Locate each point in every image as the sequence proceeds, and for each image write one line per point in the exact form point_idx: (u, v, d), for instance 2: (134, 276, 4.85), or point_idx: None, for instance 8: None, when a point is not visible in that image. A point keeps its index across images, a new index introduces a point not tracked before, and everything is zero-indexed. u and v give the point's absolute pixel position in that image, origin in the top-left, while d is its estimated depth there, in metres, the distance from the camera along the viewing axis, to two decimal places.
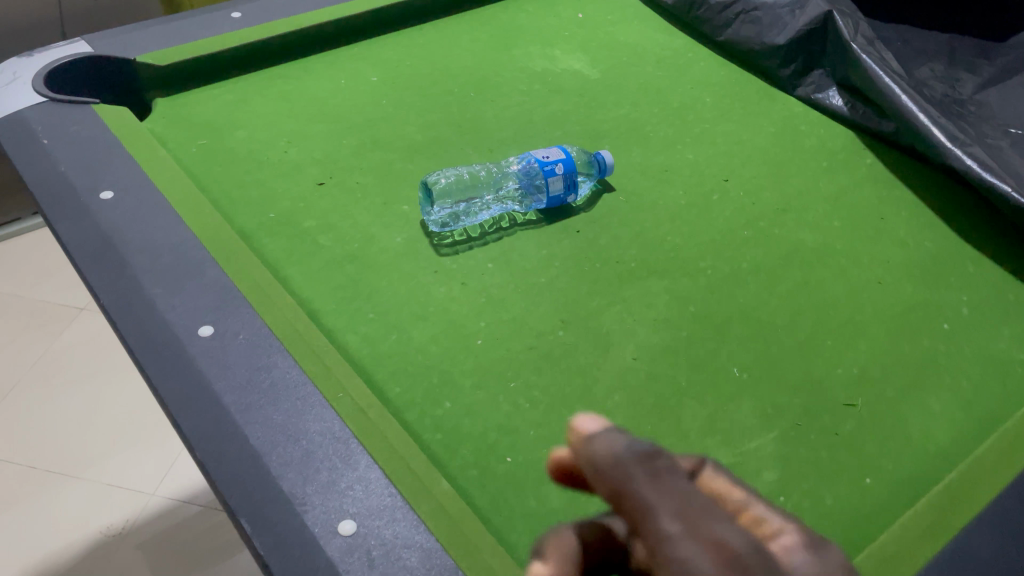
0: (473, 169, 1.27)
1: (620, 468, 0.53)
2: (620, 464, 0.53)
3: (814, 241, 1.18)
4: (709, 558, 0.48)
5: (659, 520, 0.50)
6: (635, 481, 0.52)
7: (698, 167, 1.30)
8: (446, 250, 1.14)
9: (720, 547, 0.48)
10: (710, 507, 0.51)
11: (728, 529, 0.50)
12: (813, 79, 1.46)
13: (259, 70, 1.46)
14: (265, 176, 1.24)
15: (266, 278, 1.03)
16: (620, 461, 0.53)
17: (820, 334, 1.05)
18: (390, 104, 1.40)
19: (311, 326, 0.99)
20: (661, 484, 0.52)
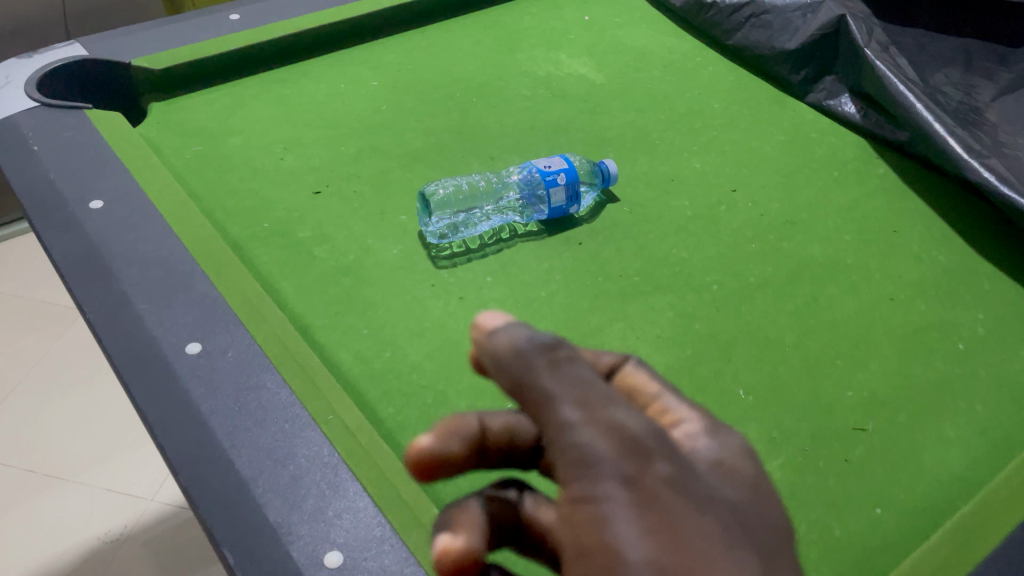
0: (473, 179, 1.24)
1: (522, 360, 0.53)
2: (523, 356, 0.53)
3: (824, 255, 1.15)
4: (606, 441, 0.48)
5: (558, 405, 0.50)
6: (536, 371, 0.52)
7: (705, 177, 1.27)
8: (444, 262, 1.11)
9: (616, 429, 0.49)
10: (610, 394, 0.51)
11: (627, 413, 0.50)
12: (825, 85, 1.42)
13: (256, 73, 1.43)
14: (260, 184, 1.21)
15: (257, 293, 1.01)
16: (522, 353, 0.53)
17: (828, 354, 1.02)
18: (389, 110, 1.37)
19: (303, 343, 0.96)
20: (561, 375, 0.52)
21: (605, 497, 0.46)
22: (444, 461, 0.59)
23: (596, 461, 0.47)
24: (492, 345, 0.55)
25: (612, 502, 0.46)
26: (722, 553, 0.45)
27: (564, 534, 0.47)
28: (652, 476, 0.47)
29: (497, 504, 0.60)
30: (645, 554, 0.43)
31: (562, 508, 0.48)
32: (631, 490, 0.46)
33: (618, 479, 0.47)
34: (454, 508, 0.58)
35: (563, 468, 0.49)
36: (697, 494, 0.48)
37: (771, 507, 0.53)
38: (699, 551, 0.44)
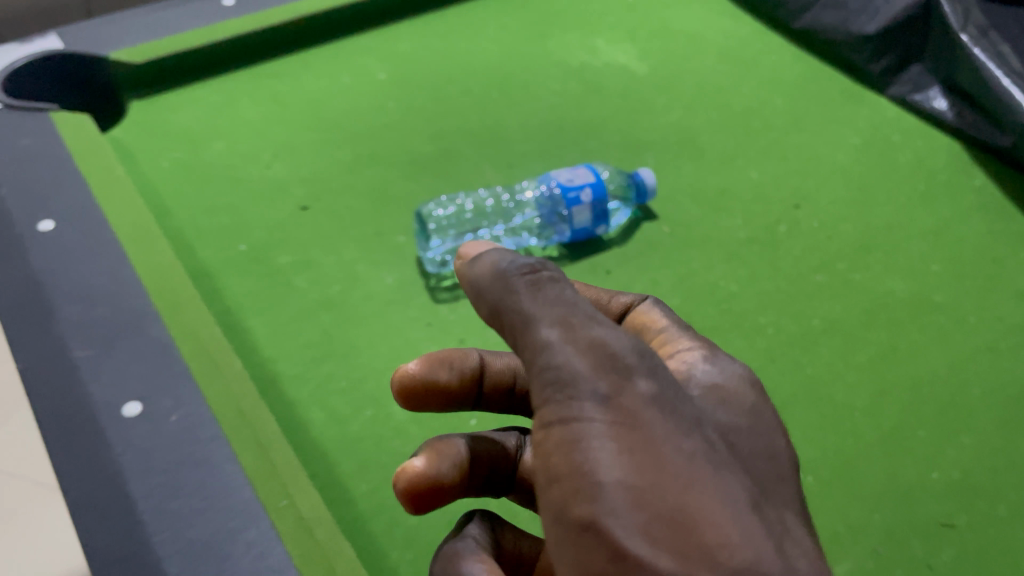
0: (480, 197, 1.07)
1: (499, 280, 0.51)
2: (502, 277, 0.51)
3: (906, 292, 0.95)
4: (586, 360, 0.47)
5: (537, 326, 0.48)
6: (515, 291, 0.50)
7: (762, 190, 1.07)
8: (445, 296, 0.94)
9: (598, 348, 0.47)
10: (593, 311, 0.49)
11: (611, 331, 0.48)
12: (910, 76, 1.20)
13: (252, 65, 1.26)
14: (242, 198, 1.05)
15: (216, 336, 0.84)
16: (500, 273, 0.51)
17: (910, 422, 0.83)
18: (398, 108, 1.20)
19: (262, 405, 0.79)
20: (545, 296, 0.49)
21: (581, 417, 0.45)
22: (428, 382, 0.66)
23: (574, 381, 0.46)
24: (477, 266, 0.52)
25: (588, 423, 0.45)
26: (705, 478, 0.45)
27: (539, 456, 0.47)
28: (633, 397, 0.46)
29: (488, 444, 0.66)
30: (620, 479, 0.43)
31: (536, 432, 0.47)
32: (609, 412, 0.45)
33: (596, 399, 0.46)
34: (439, 436, 0.63)
35: (539, 387, 0.47)
36: (680, 414, 0.47)
37: (758, 426, 0.54)
38: (678, 474, 0.44)
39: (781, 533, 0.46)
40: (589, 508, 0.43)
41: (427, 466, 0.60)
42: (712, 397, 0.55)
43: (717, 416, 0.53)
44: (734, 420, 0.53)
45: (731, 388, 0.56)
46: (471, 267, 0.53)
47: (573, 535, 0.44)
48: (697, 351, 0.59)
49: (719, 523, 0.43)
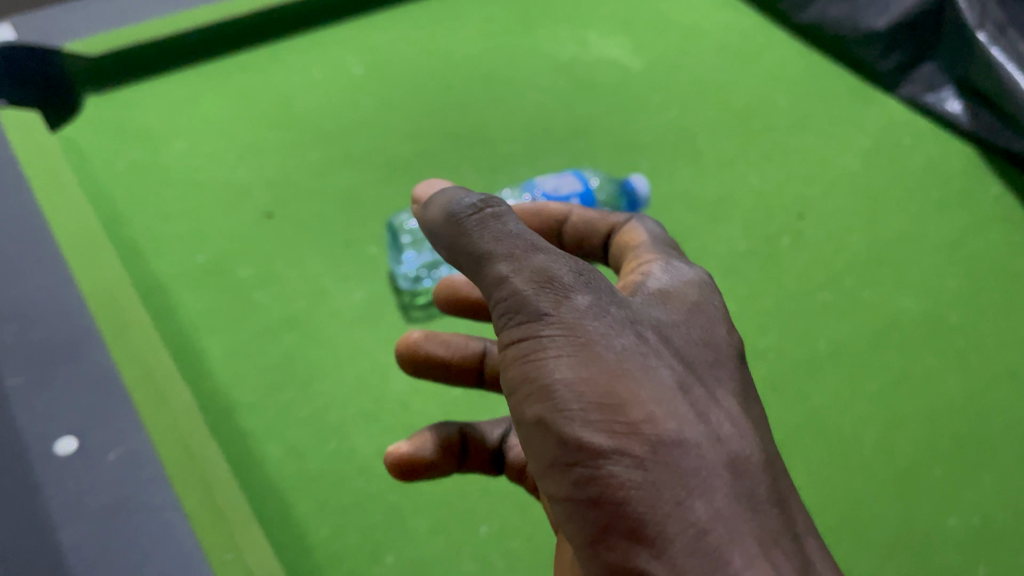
0: None
1: (447, 222, 0.49)
2: (450, 218, 0.49)
3: (918, 311, 0.87)
4: (529, 283, 0.47)
5: (481, 250, 0.48)
6: (464, 231, 0.49)
7: (763, 198, 0.99)
8: (419, 313, 0.87)
9: (543, 273, 0.47)
10: (538, 238, 0.49)
11: (556, 256, 0.48)
12: (922, 75, 1.13)
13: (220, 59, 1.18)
14: (202, 204, 0.97)
15: (167, 363, 0.76)
16: (448, 214, 0.50)
17: (924, 459, 0.76)
18: (373, 106, 1.12)
19: (215, 447, 0.71)
20: (488, 229, 0.48)
21: (522, 324, 0.47)
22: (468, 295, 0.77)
23: (520, 304, 0.46)
24: (427, 200, 0.52)
25: (527, 328, 0.46)
26: (647, 382, 0.46)
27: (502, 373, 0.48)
28: (575, 313, 0.46)
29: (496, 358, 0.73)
30: (568, 388, 0.45)
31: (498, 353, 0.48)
32: (556, 330, 0.46)
33: (530, 303, 0.46)
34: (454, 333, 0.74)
35: (491, 304, 0.48)
36: (620, 317, 0.47)
37: (711, 312, 0.53)
38: (619, 374, 0.45)
39: (723, 408, 0.47)
40: (535, 410, 0.46)
41: (422, 335, 0.72)
42: (657, 295, 0.53)
43: (661, 311, 0.51)
44: (680, 314, 0.52)
45: (678, 286, 0.54)
46: (424, 211, 0.52)
47: (528, 434, 0.47)
48: (658, 263, 0.57)
49: (649, 407, 0.44)
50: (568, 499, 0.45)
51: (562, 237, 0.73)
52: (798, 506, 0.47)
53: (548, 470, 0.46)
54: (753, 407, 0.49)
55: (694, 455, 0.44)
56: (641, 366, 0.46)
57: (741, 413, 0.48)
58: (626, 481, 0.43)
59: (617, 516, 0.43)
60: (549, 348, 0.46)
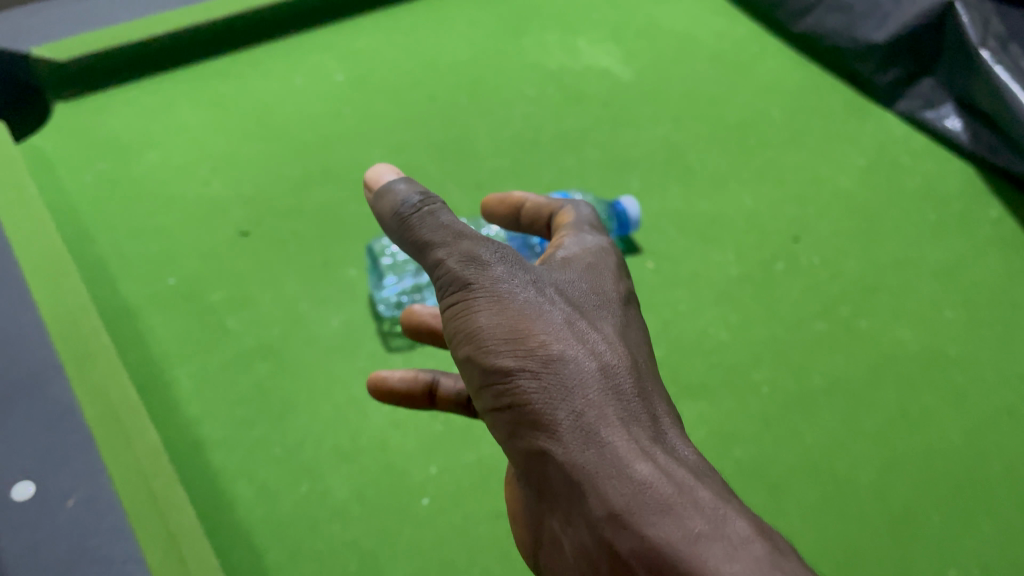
0: None
1: (391, 226, 0.55)
2: (392, 219, 0.55)
3: (915, 344, 0.85)
4: (453, 259, 0.52)
5: (405, 225, 0.54)
6: (399, 228, 0.54)
7: (757, 219, 0.96)
8: (400, 342, 0.83)
9: (462, 249, 0.53)
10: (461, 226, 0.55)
11: (470, 233, 0.54)
12: (921, 90, 1.09)
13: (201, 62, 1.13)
14: (173, 221, 0.93)
15: (131, 398, 0.70)
16: (392, 220, 0.55)
17: (921, 504, 0.73)
18: (355, 115, 1.08)
19: (182, 491, 0.66)
20: (426, 224, 0.54)
21: (432, 265, 0.53)
22: None
23: (450, 278, 0.52)
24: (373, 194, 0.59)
25: (443, 277, 0.52)
26: (546, 320, 0.51)
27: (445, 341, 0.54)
28: (488, 275, 0.52)
29: None
30: (485, 333, 0.50)
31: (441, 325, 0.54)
32: (470, 290, 0.51)
33: (440, 252, 0.53)
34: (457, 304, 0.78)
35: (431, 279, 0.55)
36: (525, 276, 0.53)
37: (604, 268, 0.59)
38: (522, 317, 0.51)
39: (608, 329, 0.53)
40: (464, 359, 0.51)
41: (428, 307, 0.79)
42: (556, 260, 0.59)
43: (562, 272, 0.57)
44: (571, 268, 0.58)
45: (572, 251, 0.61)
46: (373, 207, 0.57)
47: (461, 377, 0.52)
48: (569, 235, 0.63)
49: (537, 322, 0.51)
50: (483, 406, 0.52)
51: (521, 208, 0.72)
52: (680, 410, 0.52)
53: (473, 396, 0.52)
54: (637, 334, 0.56)
55: (577, 358, 0.50)
56: (532, 295, 0.52)
57: (624, 337, 0.54)
58: (520, 379, 0.49)
59: (515, 409, 0.49)
60: (452, 282, 0.52)
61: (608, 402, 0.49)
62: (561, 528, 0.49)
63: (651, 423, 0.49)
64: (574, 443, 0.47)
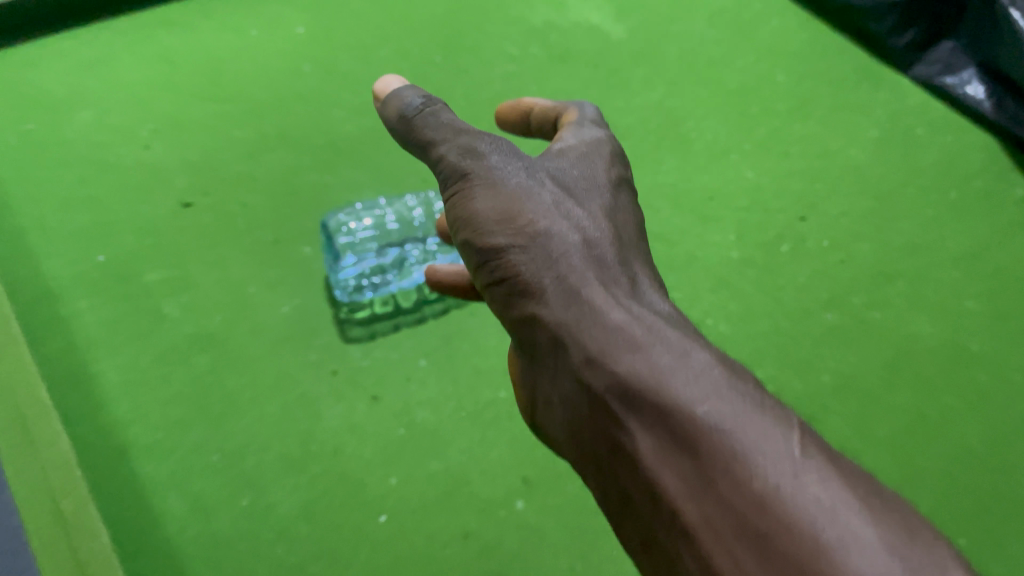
0: (408, 204, 0.85)
1: (394, 132, 0.53)
2: (393, 124, 0.53)
3: (935, 338, 0.76)
4: (450, 151, 0.50)
5: (409, 128, 0.52)
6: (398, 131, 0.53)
7: (761, 195, 0.87)
8: (358, 332, 0.73)
9: (454, 138, 0.50)
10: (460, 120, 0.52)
11: (465, 124, 0.51)
12: (940, 54, 1.00)
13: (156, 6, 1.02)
14: (107, 189, 0.83)
15: (44, 398, 0.62)
16: (394, 125, 0.53)
17: (943, 524, 0.65)
18: (316, 73, 0.97)
19: (93, 507, 0.58)
20: (425, 121, 0.51)
21: (432, 162, 0.51)
22: None
23: (445, 169, 0.50)
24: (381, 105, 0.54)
25: (443, 170, 0.50)
26: (535, 197, 0.48)
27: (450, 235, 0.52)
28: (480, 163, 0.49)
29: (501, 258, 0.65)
30: (476, 215, 0.48)
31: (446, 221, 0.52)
32: (461, 177, 0.49)
33: (439, 146, 0.50)
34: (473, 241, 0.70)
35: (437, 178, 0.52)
36: (519, 158, 0.50)
37: (601, 151, 0.53)
38: (511, 195, 0.48)
39: (602, 202, 0.50)
40: (462, 243, 0.49)
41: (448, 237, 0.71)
42: (552, 152, 0.53)
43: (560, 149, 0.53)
44: (570, 140, 0.54)
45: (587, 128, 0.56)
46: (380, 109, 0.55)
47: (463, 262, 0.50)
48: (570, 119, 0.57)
49: (524, 192, 0.48)
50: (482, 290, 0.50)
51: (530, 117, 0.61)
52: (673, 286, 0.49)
53: (473, 277, 0.50)
54: (635, 215, 0.52)
55: (564, 225, 0.47)
56: (521, 171, 0.50)
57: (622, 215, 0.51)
58: (506, 248, 0.47)
59: (502, 277, 0.47)
60: (448, 172, 0.50)
61: (596, 269, 0.46)
62: (549, 390, 0.47)
63: (640, 289, 0.46)
64: (558, 302, 0.45)
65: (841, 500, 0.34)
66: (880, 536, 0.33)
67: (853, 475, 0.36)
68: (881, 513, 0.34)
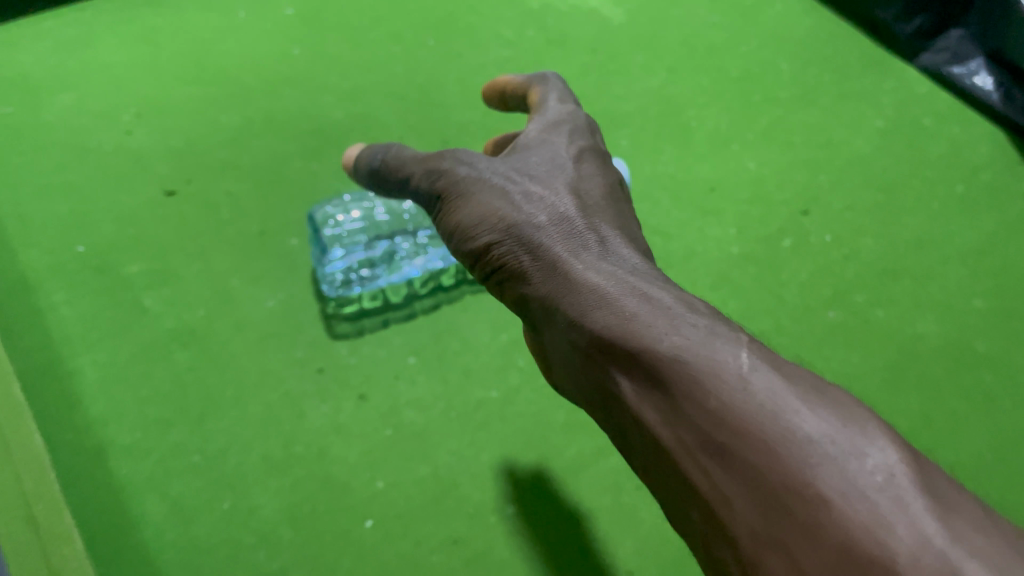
0: (396, 203, 0.83)
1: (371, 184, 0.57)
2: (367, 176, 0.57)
3: (940, 338, 0.74)
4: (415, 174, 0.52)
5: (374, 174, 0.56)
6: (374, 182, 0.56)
7: (763, 188, 0.84)
8: (346, 328, 0.71)
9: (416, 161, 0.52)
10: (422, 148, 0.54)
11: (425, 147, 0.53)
12: (947, 42, 0.97)
13: None
14: (86, 176, 0.80)
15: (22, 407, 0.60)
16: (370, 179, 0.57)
17: None
18: (305, 56, 0.93)
19: (70, 517, 0.56)
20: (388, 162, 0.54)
21: (408, 193, 0.53)
22: None
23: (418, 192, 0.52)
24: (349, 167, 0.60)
25: (417, 194, 0.52)
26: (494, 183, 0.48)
27: None
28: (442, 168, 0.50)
29: None
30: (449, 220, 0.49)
31: None
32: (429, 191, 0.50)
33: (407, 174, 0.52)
34: None
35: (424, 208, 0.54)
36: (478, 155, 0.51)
37: (562, 126, 0.53)
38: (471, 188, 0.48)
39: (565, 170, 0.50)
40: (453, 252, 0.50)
41: None
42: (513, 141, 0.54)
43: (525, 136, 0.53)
44: (535, 124, 0.54)
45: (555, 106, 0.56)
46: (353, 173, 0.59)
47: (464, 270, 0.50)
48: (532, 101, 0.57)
49: (484, 183, 0.48)
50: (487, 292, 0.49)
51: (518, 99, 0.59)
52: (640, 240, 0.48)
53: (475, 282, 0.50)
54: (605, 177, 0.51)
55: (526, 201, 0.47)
56: (481, 164, 0.50)
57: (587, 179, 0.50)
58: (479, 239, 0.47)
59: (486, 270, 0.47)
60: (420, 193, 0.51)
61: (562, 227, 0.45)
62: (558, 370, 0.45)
63: (607, 242, 0.45)
64: (531, 271, 0.44)
65: (796, 407, 0.33)
66: (841, 429, 0.32)
67: (806, 379, 0.35)
68: (841, 407, 0.33)
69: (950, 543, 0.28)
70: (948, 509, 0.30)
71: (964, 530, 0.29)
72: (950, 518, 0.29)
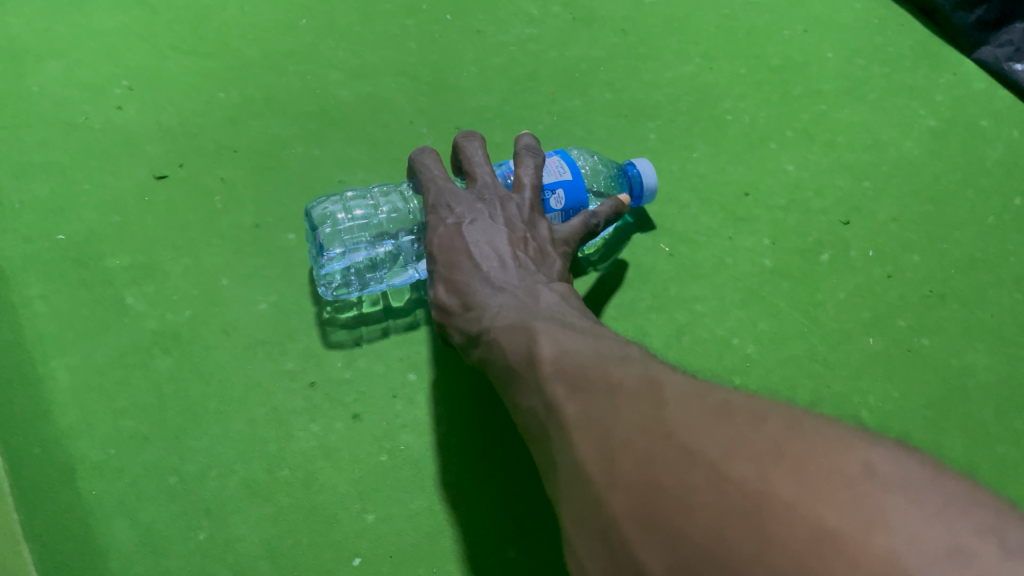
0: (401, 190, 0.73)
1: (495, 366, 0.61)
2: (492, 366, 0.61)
3: (990, 373, 0.68)
4: None
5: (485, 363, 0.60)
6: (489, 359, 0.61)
7: (802, 192, 0.77)
8: (342, 336, 0.66)
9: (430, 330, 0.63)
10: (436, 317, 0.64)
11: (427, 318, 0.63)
12: (1010, 36, 0.87)
13: None
14: (70, 154, 0.74)
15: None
16: None
17: None
18: (312, 28, 0.86)
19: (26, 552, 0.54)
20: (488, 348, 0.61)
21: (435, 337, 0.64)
22: None
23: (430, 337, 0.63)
24: None
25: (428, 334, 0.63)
26: None
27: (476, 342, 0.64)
28: None
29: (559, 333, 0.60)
30: None
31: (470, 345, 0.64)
32: None
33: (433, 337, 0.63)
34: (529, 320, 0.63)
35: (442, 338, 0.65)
36: None
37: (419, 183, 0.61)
38: None
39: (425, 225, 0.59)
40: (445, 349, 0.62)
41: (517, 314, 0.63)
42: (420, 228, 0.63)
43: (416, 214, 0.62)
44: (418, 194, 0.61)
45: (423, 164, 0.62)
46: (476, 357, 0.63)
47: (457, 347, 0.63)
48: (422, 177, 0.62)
49: None
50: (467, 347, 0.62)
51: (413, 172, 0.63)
52: (503, 231, 0.56)
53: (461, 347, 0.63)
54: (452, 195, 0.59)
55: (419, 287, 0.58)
56: None
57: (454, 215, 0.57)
58: None
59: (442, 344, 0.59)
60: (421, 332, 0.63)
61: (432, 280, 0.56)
62: None
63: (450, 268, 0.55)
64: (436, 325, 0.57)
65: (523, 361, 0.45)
66: (525, 344, 0.46)
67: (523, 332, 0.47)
68: (531, 329, 0.47)
69: (561, 386, 0.40)
70: (569, 358, 0.42)
71: (576, 369, 0.40)
72: (569, 366, 0.41)
